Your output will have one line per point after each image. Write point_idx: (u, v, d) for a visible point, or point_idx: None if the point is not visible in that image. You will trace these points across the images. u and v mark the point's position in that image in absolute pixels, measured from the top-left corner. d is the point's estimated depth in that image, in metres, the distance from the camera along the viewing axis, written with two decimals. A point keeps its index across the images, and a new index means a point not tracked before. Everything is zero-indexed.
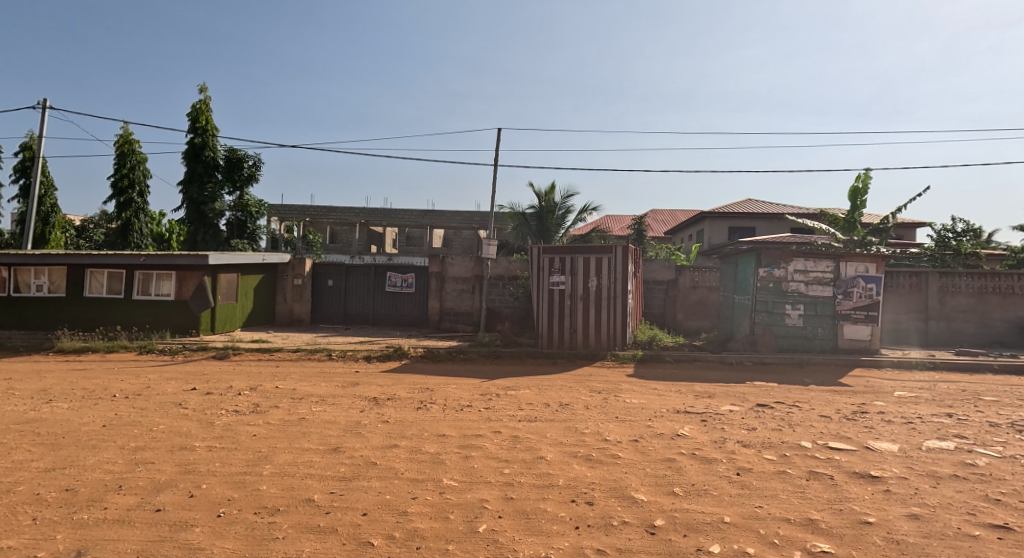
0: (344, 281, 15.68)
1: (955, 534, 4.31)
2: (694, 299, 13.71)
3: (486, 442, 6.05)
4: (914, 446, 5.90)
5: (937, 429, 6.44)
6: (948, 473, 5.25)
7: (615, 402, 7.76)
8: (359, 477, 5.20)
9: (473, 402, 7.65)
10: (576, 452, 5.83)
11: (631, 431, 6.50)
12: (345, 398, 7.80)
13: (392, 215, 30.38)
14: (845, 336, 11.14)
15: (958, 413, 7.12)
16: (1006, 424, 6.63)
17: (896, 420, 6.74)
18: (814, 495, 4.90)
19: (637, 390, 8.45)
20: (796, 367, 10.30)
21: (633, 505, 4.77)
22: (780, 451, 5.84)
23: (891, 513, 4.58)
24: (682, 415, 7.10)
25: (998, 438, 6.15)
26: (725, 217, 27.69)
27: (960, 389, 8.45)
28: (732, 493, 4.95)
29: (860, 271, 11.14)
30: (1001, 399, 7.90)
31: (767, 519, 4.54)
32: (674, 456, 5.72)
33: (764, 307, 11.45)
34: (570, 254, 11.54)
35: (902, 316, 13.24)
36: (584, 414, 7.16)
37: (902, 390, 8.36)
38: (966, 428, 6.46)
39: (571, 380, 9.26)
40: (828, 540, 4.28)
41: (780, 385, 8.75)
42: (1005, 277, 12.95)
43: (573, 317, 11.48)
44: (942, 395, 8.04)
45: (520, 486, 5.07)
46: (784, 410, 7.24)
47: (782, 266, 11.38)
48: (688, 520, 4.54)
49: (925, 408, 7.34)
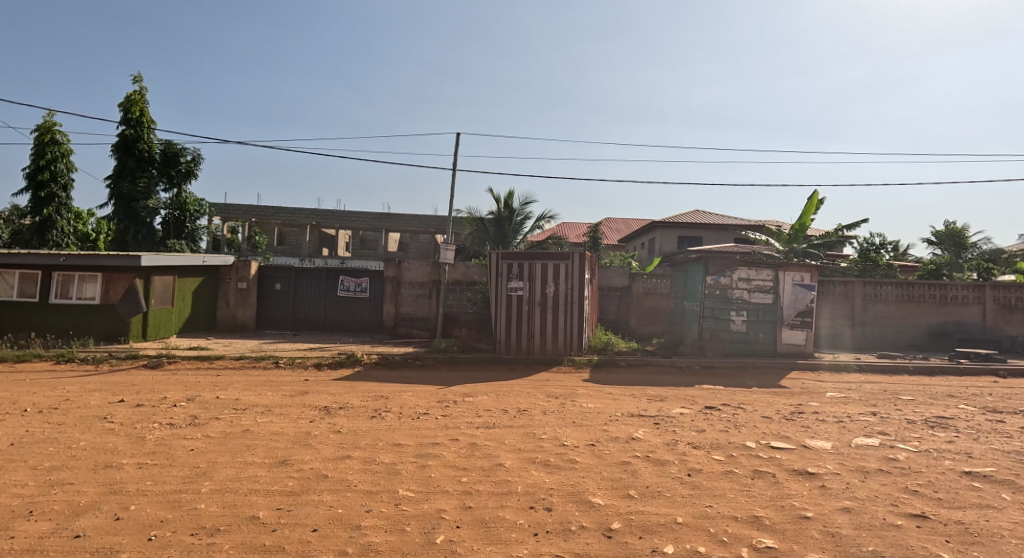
0: (294, 285, 15.54)
1: (881, 524, 4.65)
2: (647, 305, 14.10)
3: (444, 450, 6.18)
4: (845, 442, 6.29)
5: (865, 426, 6.87)
6: (875, 467, 5.64)
7: (573, 407, 7.98)
8: (308, 490, 5.26)
9: (431, 410, 7.76)
10: (533, 457, 6.02)
11: (588, 435, 6.72)
12: (293, 408, 7.80)
13: (347, 217, 29.98)
14: (783, 340, 11.70)
15: (881, 411, 7.60)
16: (923, 421, 7.11)
17: (829, 419, 7.15)
18: (759, 493, 5.20)
19: (593, 395, 8.69)
20: (741, 370, 10.69)
21: (591, 509, 4.97)
22: (727, 451, 6.14)
23: (827, 507, 4.91)
24: (635, 419, 7.36)
25: (914, 433, 6.61)
26: (676, 226, 28.37)
27: (881, 389, 9.02)
28: (684, 493, 5.20)
29: (796, 279, 11.70)
30: (916, 397, 8.48)
31: (717, 518, 4.80)
32: (630, 459, 5.95)
33: (711, 313, 11.81)
34: (528, 259, 11.71)
35: (833, 324, 13.85)
36: (543, 419, 7.36)
37: (834, 390, 8.87)
38: (888, 425, 6.91)
39: (527, 384, 9.48)
40: (772, 535, 4.56)
41: (725, 388, 9.13)
42: (922, 286, 13.86)
43: (531, 322, 11.66)
44: (867, 395, 8.57)
45: (481, 494, 5.22)
46: (730, 412, 7.58)
47: (728, 274, 11.80)
48: (644, 522, 4.76)
49: (853, 407, 7.82)
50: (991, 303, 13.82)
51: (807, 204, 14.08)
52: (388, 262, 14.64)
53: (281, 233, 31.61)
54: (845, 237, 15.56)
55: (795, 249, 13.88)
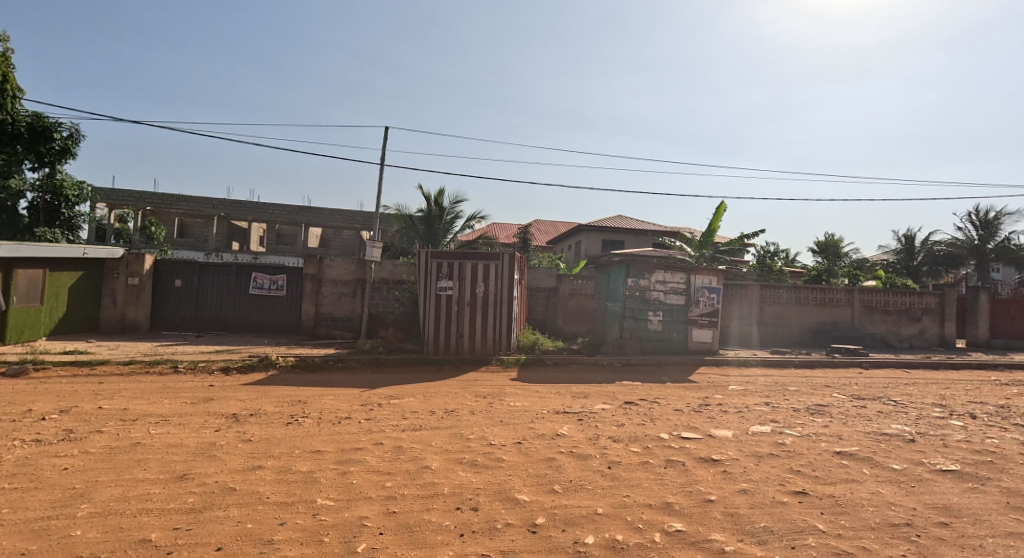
0: (196, 282, 15.07)
1: (770, 502, 5.17)
2: (572, 305, 14.60)
3: (368, 455, 6.32)
4: (743, 430, 6.86)
5: (759, 415, 7.51)
6: (766, 451, 6.22)
7: (500, 405, 8.26)
8: (212, 506, 5.23)
9: (353, 413, 7.85)
10: (460, 457, 6.26)
11: (516, 433, 7.01)
12: (195, 418, 7.66)
13: (261, 209, 29.11)
14: (693, 339, 12.42)
15: (773, 401, 8.31)
16: (804, 409, 7.88)
17: (730, 410, 7.75)
18: (671, 480, 5.64)
19: (520, 394, 9.00)
20: (657, 367, 11.29)
21: (517, 505, 5.26)
22: (644, 443, 6.58)
23: (727, 490, 5.39)
24: (561, 415, 7.72)
25: (799, 420, 7.31)
26: (600, 230, 29.26)
27: (773, 381, 9.82)
28: (604, 485, 5.57)
29: (706, 283, 12.48)
30: (801, 388, 9.31)
31: (633, 506, 5.19)
32: (555, 455, 6.29)
33: (631, 313, 12.37)
34: (457, 259, 11.91)
35: (733, 323, 14.90)
36: (470, 419, 7.60)
37: (736, 384, 9.58)
38: (778, 414, 7.58)
39: (456, 384, 9.70)
40: (681, 519, 4.97)
41: (643, 384, 9.65)
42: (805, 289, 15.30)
43: (460, 322, 11.86)
44: (763, 387, 9.32)
45: (406, 498, 5.40)
46: (647, 406, 8.08)
47: (646, 276, 12.39)
48: (567, 515, 5.08)
49: (752, 398, 8.51)
50: (859, 304, 15.49)
51: (716, 213, 14.98)
52: (308, 258, 14.49)
53: (182, 222, 30.47)
54: (743, 246, 16.78)
55: (704, 255, 14.80)
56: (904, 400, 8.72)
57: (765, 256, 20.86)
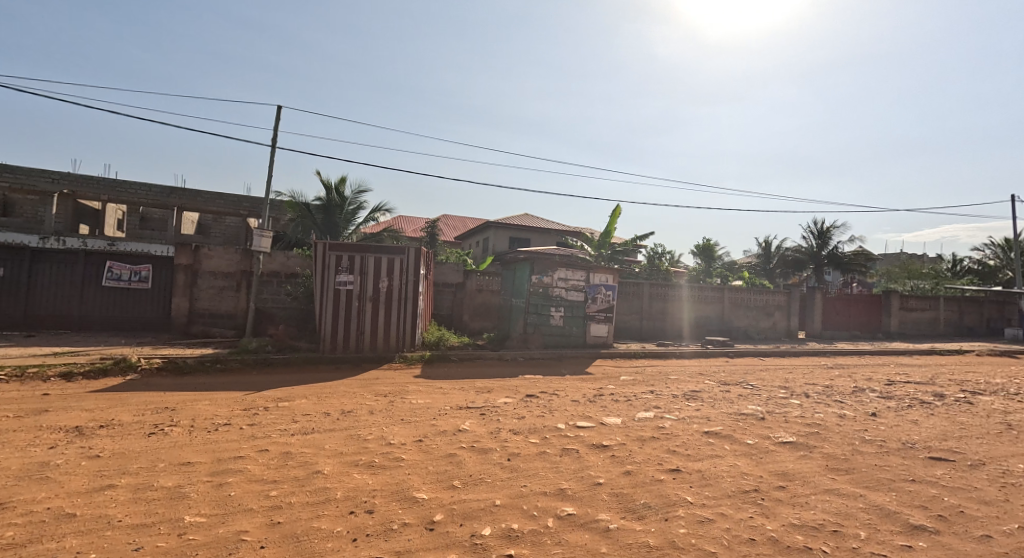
0: (27, 272, 14.00)
1: (649, 480, 5.66)
2: (478, 301, 14.86)
3: (250, 463, 6.10)
4: (631, 417, 7.39)
5: (643, 402, 8.11)
6: (649, 434, 6.78)
7: (402, 404, 8.35)
8: (43, 538, 4.73)
9: (234, 419, 7.64)
10: (356, 459, 6.26)
11: (416, 431, 7.14)
12: (27, 433, 6.93)
13: (121, 189, 26.62)
14: (591, 333, 13.11)
15: (656, 389, 8.99)
16: (681, 395, 8.65)
17: (621, 398, 8.30)
18: (565, 468, 5.99)
19: (422, 391, 9.15)
20: (557, 360, 11.77)
21: (415, 504, 5.33)
22: (542, 434, 6.91)
23: (614, 473, 5.81)
24: (464, 411, 7.94)
25: (678, 405, 8.00)
26: (508, 228, 29.66)
27: (656, 370, 10.58)
28: (502, 477, 5.82)
29: (603, 281, 13.21)
30: (680, 376, 10.09)
31: (529, 495, 5.46)
32: (455, 451, 6.47)
33: (535, 309, 12.77)
34: (359, 253, 11.74)
35: (626, 316, 15.91)
36: (369, 419, 7.66)
37: (627, 374, 10.22)
38: (660, 400, 8.25)
39: (357, 384, 9.71)
40: (572, 504, 5.31)
41: (544, 377, 10.07)
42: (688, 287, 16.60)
43: (362, 318, 11.76)
44: (648, 377, 10.02)
45: (295, 506, 5.28)
46: (547, 398, 8.46)
47: (550, 273, 12.85)
48: (465, 510, 5.24)
49: (639, 387, 9.13)
50: (730, 301, 17.28)
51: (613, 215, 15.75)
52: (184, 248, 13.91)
53: None
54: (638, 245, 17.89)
55: (602, 254, 15.57)
56: (758, 384, 9.82)
57: (656, 256, 22.40)
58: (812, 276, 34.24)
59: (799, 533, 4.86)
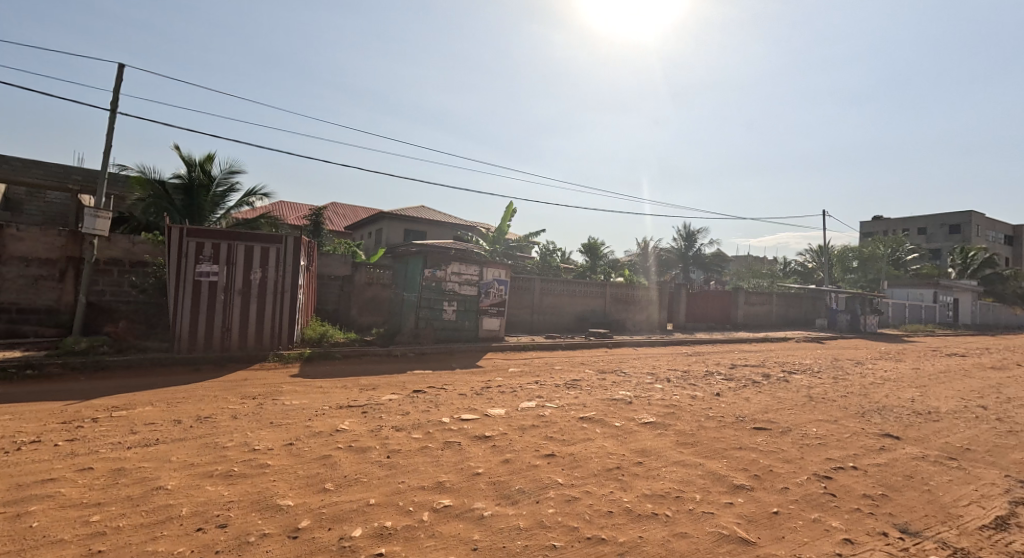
0: None
1: (526, 466, 5.97)
2: (368, 296, 14.64)
3: (67, 487, 5.37)
4: (514, 407, 7.70)
5: (528, 392, 8.49)
6: (529, 423, 7.12)
7: (272, 406, 7.99)
8: None
9: (49, 435, 6.55)
10: (210, 470, 5.76)
11: (286, 434, 6.79)
12: None
13: None
14: (483, 327, 13.50)
15: (541, 379, 9.41)
16: (563, 383, 9.17)
17: (507, 389, 8.60)
18: (445, 461, 6.08)
19: (298, 391, 8.91)
20: (448, 354, 11.90)
21: (278, 514, 5.04)
22: (425, 429, 6.97)
23: (493, 462, 6.03)
24: (345, 410, 7.81)
25: (559, 394, 8.49)
26: (402, 220, 29.35)
27: (543, 361, 11.02)
28: (379, 476, 5.74)
29: (496, 276, 13.68)
30: (566, 366, 10.57)
31: (406, 492, 5.45)
32: (331, 452, 6.26)
33: (427, 303, 12.80)
34: (224, 242, 11.11)
35: (517, 311, 16.15)
36: (228, 425, 7.08)
37: (514, 365, 10.57)
38: (544, 390, 8.70)
39: (220, 387, 9.05)
40: (449, 495, 5.41)
41: (434, 371, 10.23)
42: (574, 283, 17.35)
43: (230, 312, 11.15)
44: (536, 367, 10.40)
45: (124, 531, 4.76)
46: (434, 392, 8.57)
47: (443, 268, 12.94)
48: (336, 513, 5.09)
49: (525, 377, 9.50)
50: (610, 296, 18.27)
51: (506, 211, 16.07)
52: None
53: None
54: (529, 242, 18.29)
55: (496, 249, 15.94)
56: (630, 371, 10.57)
57: (547, 252, 22.94)
58: (679, 274, 36.97)
59: (649, 501, 5.45)
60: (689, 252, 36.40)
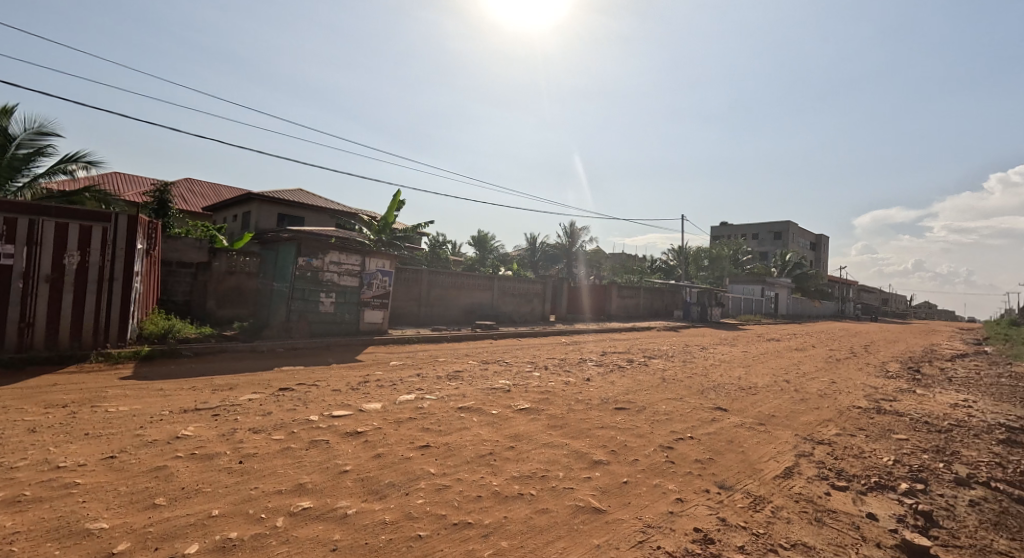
0: None
1: (399, 459, 5.76)
2: (229, 286, 13.71)
3: None
4: (392, 401, 7.43)
5: (409, 385, 8.26)
6: (407, 416, 6.90)
7: (90, 414, 6.76)
8: None
9: None
10: None
11: (108, 446, 5.86)
12: None
13: None
14: (365, 320, 13.10)
15: (425, 371, 9.21)
16: (445, 375, 9.01)
17: (386, 383, 8.32)
18: (308, 461, 5.65)
19: (125, 396, 7.60)
20: (324, 349, 11.36)
21: (86, 539, 4.46)
22: (289, 429, 6.40)
23: (363, 458, 5.75)
24: (189, 414, 6.86)
25: (441, 386, 8.33)
26: (275, 203, 27.71)
27: (427, 354, 10.79)
28: (227, 483, 5.21)
29: (379, 266, 13.38)
30: (449, 358, 10.44)
31: (258, 498, 5.01)
32: (167, 462, 5.54)
33: (300, 295, 12.08)
34: (30, 218, 9.04)
35: (404, 303, 15.71)
36: (24, 440, 5.93)
37: (396, 359, 10.27)
38: (426, 382, 8.50)
39: (11, 396, 7.39)
40: (309, 497, 5.06)
41: (306, 367, 9.71)
42: (462, 276, 17.21)
43: (37, 305, 9.09)
44: (420, 360, 10.14)
45: None
46: (302, 391, 8.02)
47: (320, 257, 12.28)
48: (166, 530, 4.59)
49: (406, 370, 9.23)
50: (498, 290, 18.34)
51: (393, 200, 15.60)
52: None
53: None
54: (418, 234, 17.87)
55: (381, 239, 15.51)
56: (512, 360, 10.62)
57: (436, 243, 22.55)
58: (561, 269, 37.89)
59: (517, 483, 5.52)
60: (575, 248, 37.45)
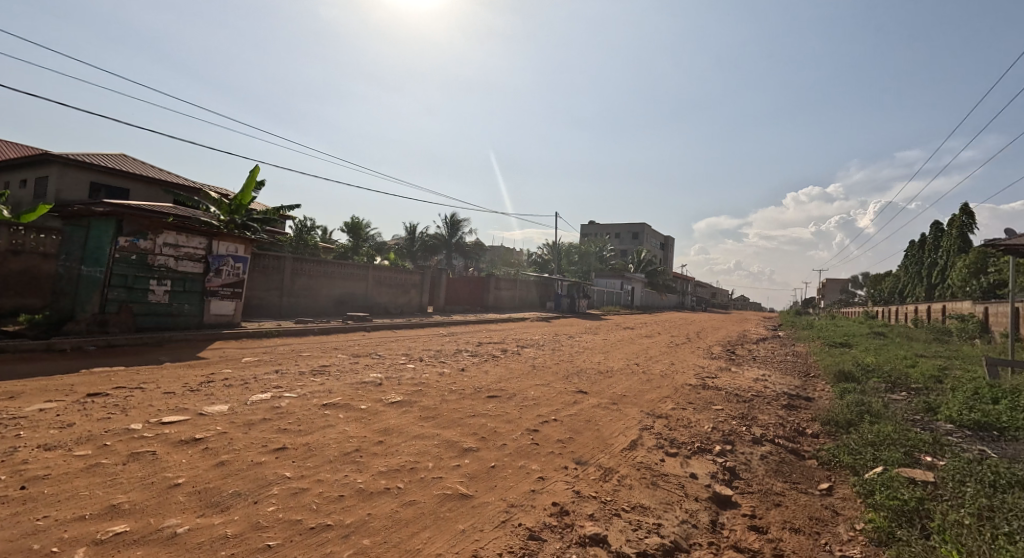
0: None
1: (247, 466, 5.16)
2: (18, 272, 10.45)
3: None
4: (241, 402, 6.72)
5: (263, 384, 7.55)
6: (260, 417, 6.25)
7: None
8: None
9: None
10: None
11: None
12: None
13: None
14: (211, 311, 12.14)
15: (283, 368, 8.50)
16: (308, 371, 8.37)
17: (235, 383, 7.54)
18: (126, 477, 4.88)
19: None
20: (156, 346, 10.18)
21: None
22: (98, 441, 5.47)
23: (201, 468, 5.09)
24: None
25: (302, 383, 7.71)
26: None
27: (288, 348, 10.02)
28: (7, 514, 4.35)
29: (230, 250, 12.41)
30: (312, 352, 9.76)
31: (47, 530, 4.23)
32: None
33: (122, 283, 10.62)
34: None
35: (263, 293, 14.53)
36: None
37: (249, 355, 9.42)
38: (285, 379, 7.83)
39: None
40: (123, 520, 4.37)
41: (129, 367, 8.42)
42: (332, 264, 16.30)
43: None
44: (278, 356, 9.35)
45: None
46: (122, 395, 6.85)
47: (150, 237, 10.92)
48: None
49: (260, 368, 8.45)
50: (371, 280, 17.60)
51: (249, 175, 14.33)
52: None
53: None
54: (281, 218, 16.74)
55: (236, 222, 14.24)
56: (386, 353, 10.14)
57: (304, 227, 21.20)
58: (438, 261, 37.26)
59: (383, 478, 5.14)
60: (454, 240, 36.82)
